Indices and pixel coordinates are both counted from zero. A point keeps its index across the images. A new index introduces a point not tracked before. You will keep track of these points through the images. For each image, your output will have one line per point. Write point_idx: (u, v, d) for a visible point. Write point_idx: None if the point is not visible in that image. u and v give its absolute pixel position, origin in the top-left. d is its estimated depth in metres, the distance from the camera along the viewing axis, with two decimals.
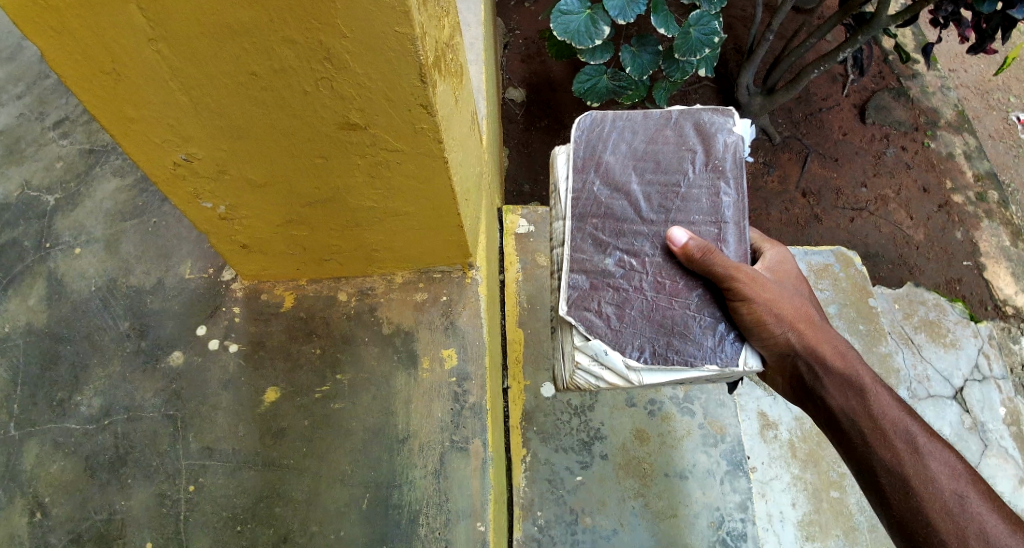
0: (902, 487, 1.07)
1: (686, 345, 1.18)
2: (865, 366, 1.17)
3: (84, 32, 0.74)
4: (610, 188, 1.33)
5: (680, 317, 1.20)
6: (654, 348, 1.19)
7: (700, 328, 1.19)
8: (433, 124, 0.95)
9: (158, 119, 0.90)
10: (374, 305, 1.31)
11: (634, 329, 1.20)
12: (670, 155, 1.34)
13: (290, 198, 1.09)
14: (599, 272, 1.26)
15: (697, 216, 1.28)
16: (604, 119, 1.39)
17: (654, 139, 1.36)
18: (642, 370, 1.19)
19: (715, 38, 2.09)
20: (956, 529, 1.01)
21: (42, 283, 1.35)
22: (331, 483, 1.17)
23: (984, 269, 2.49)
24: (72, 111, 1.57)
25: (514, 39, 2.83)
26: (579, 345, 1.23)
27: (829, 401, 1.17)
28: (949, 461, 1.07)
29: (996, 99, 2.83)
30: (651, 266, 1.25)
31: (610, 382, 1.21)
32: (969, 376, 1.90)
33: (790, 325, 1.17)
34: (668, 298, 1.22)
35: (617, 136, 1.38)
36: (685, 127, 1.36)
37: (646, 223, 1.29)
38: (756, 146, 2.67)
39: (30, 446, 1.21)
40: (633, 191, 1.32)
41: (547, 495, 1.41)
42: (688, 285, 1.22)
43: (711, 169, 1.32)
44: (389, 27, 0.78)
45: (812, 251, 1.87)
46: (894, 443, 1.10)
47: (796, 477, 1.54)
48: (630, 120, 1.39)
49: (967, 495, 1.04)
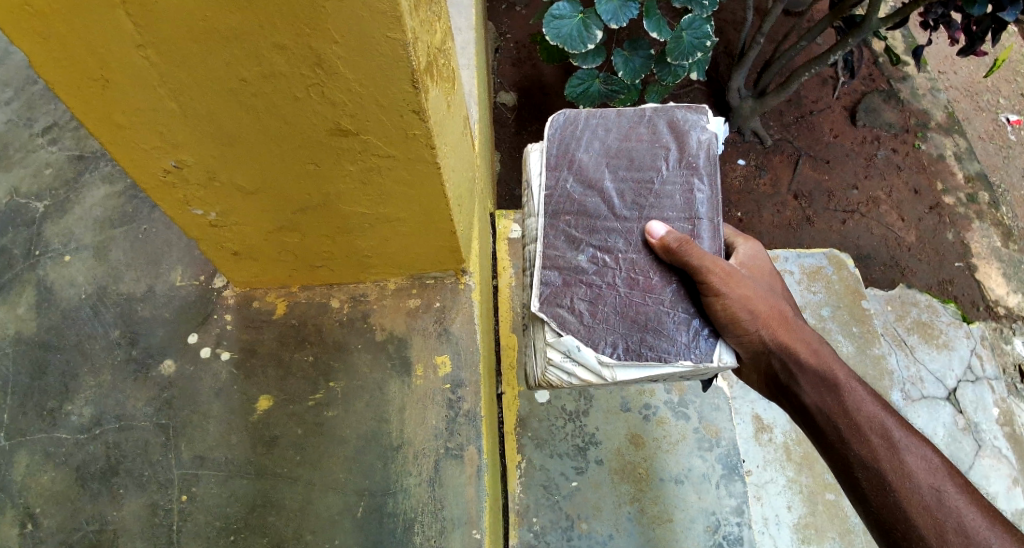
0: (879, 481, 1.07)
1: (659, 341, 1.18)
2: (839, 362, 1.17)
3: (74, 38, 0.74)
4: (584, 185, 1.33)
5: (653, 312, 1.20)
6: (627, 345, 1.19)
7: (674, 324, 1.19)
8: (426, 129, 0.94)
9: (146, 127, 0.89)
10: (366, 312, 1.30)
11: (606, 326, 1.20)
12: (643, 152, 1.34)
13: (280, 206, 1.08)
14: (572, 269, 1.26)
15: (670, 212, 1.28)
16: (578, 117, 1.40)
17: (628, 137, 1.36)
18: (615, 366, 1.18)
19: (707, 42, 2.10)
20: (934, 523, 1.01)
21: (31, 291, 1.34)
22: (325, 492, 1.16)
23: (976, 270, 2.50)
24: (60, 116, 1.56)
25: (506, 43, 2.83)
26: (551, 342, 1.22)
27: (805, 399, 1.17)
28: (926, 455, 1.07)
29: (986, 101, 2.85)
30: (624, 262, 1.25)
31: (583, 378, 1.21)
32: (962, 376, 1.91)
33: (764, 323, 1.17)
34: (641, 294, 1.22)
35: (591, 134, 1.38)
36: (659, 126, 1.36)
37: (620, 219, 1.29)
38: (747, 148, 2.68)
39: (20, 456, 1.20)
40: (607, 188, 1.32)
41: (542, 501, 1.40)
42: (663, 281, 1.22)
43: (685, 168, 1.32)
44: (382, 32, 0.77)
45: (804, 253, 1.88)
46: (870, 439, 1.10)
47: (791, 481, 1.54)
48: (603, 118, 1.39)
49: (945, 490, 1.03)
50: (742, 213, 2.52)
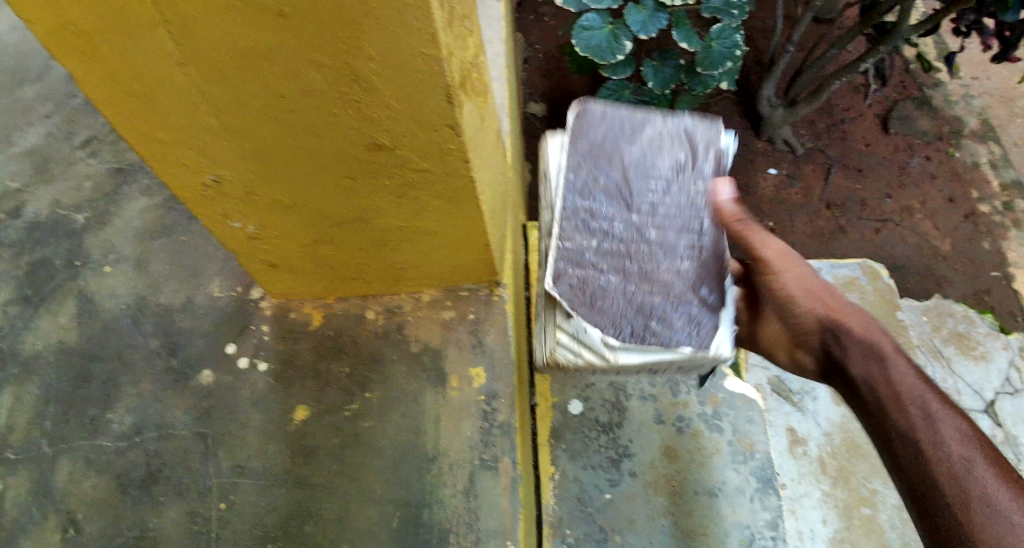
0: (910, 453, 0.94)
1: (663, 328, 1.19)
2: (888, 336, 1.08)
3: (120, 68, 0.77)
4: (592, 178, 1.30)
5: (658, 303, 1.20)
6: (632, 329, 1.19)
7: (677, 314, 1.19)
8: (460, 143, 0.95)
9: (187, 143, 0.91)
10: (402, 323, 1.32)
11: (613, 307, 1.20)
12: (655, 155, 1.30)
13: (316, 219, 1.10)
14: (580, 258, 1.24)
15: (676, 216, 1.25)
16: (595, 112, 1.35)
17: (640, 138, 1.32)
18: (619, 349, 1.19)
19: (737, 51, 2.11)
20: (960, 494, 0.88)
21: (74, 301, 1.38)
22: (362, 502, 1.17)
23: (1014, 279, 2.44)
24: (101, 130, 1.61)
25: (534, 54, 2.85)
26: (561, 321, 1.24)
27: (852, 371, 1.06)
28: (963, 429, 0.93)
29: (1021, 107, 2.81)
30: (631, 258, 1.23)
31: (588, 358, 1.22)
32: (1000, 389, 1.87)
33: (814, 297, 1.15)
34: (646, 287, 1.21)
35: (605, 129, 1.33)
36: (676, 129, 1.32)
37: (626, 217, 1.26)
38: (779, 157, 2.64)
39: (63, 462, 1.23)
40: (614, 184, 1.29)
41: (576, 514, 1.39)
42: (670, 275, 1.21)
43: (694, 177, 1.28)
44: (418, 49, 0.78)
45: (839, 263, 1.87)
46: (908, 409, 0.97)
47: (827, 494, 1.63)
48: (620, 117, 1.34)
49: (977, 462, 0.90)
50: (773, 222, 2.48)
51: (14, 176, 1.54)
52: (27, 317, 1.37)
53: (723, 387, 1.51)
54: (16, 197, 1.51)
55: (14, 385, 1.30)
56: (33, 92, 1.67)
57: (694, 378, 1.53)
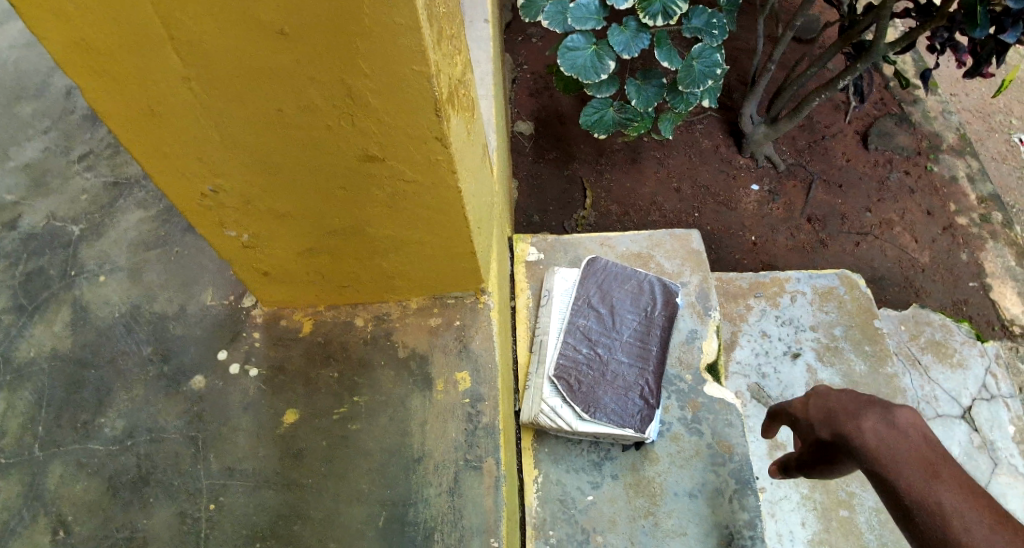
0: None
1: (615, 411, 1.45)
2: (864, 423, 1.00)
3: (115, 60, 0.78)
4: (590, 305, 1.64)
5: (614, 393, 1.48)
6: (592, 408, 1.46)
7: (623, 404, 1.46)
8: (449, 154, 1.00)
9: (187, 153, 0.95)
10: (390, 330, 1.36)
11: (586, 392, 1.48)
12: (631, 296, 1.65)
13: (311, 228, 1.14)
14: (571, 360, 1.54)
15: (634, 340, 1.58)
16: (599, 262, 1.71)
17: (624, 281, 1.67)
18: (580, 421, 1.45)
19: (717, 70, 2.19)
20: None
21: (68, 309, 1.41)
22: (351, 502, 1.20)
23: (991, 289, 2.50)
24: (97, 145, 1.65)
25: (522, 74, 2.93)
26: (546, 395, 1.49)
27: None
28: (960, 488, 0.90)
29: (997, 122, 2.90)
30: (604, 366, 1.53)
31: (559, 423, 1.46)
32: (977, 394, 2.00)
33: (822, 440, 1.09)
34: (607, 382, 1.50)
35: (605, 272, 1.69)
36: (654, 286, 1.66)
37: (607, 336, 1.58)
38: (761, 173, 2.70)
39: (54, 466, 1.24)
40: (602, 311, 1.62)
41: (559, 515, 1.42)
42: (627, 381, 1.50)
43: (651, 320, 1.61)
44: (409, 65, 0.83)
45: (817, 275, 2.06)
46: None
47: (805, 497, 1.71)
48: (616, 267, 1.70)
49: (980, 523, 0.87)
50: (755, 236, 2.55)
51: (9, 189, 1.57)
52: (21, 325, 1.40)
53: (704, 392, 1.57)
54: (11, 209, 1.55)
55: (7, 391, 1.32)
56: (29, 107, 1.71)
57: (674, 384, 1.58)
